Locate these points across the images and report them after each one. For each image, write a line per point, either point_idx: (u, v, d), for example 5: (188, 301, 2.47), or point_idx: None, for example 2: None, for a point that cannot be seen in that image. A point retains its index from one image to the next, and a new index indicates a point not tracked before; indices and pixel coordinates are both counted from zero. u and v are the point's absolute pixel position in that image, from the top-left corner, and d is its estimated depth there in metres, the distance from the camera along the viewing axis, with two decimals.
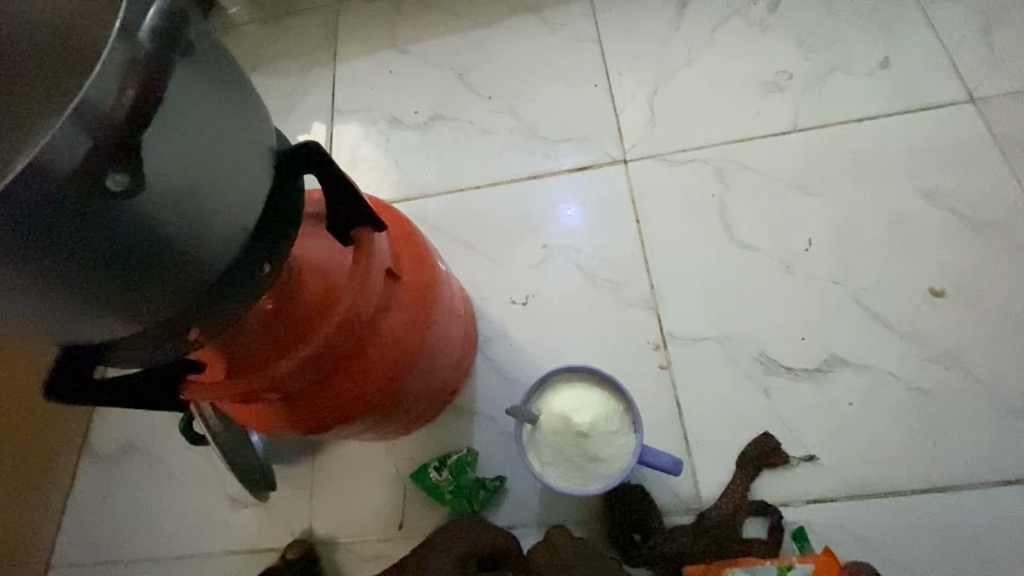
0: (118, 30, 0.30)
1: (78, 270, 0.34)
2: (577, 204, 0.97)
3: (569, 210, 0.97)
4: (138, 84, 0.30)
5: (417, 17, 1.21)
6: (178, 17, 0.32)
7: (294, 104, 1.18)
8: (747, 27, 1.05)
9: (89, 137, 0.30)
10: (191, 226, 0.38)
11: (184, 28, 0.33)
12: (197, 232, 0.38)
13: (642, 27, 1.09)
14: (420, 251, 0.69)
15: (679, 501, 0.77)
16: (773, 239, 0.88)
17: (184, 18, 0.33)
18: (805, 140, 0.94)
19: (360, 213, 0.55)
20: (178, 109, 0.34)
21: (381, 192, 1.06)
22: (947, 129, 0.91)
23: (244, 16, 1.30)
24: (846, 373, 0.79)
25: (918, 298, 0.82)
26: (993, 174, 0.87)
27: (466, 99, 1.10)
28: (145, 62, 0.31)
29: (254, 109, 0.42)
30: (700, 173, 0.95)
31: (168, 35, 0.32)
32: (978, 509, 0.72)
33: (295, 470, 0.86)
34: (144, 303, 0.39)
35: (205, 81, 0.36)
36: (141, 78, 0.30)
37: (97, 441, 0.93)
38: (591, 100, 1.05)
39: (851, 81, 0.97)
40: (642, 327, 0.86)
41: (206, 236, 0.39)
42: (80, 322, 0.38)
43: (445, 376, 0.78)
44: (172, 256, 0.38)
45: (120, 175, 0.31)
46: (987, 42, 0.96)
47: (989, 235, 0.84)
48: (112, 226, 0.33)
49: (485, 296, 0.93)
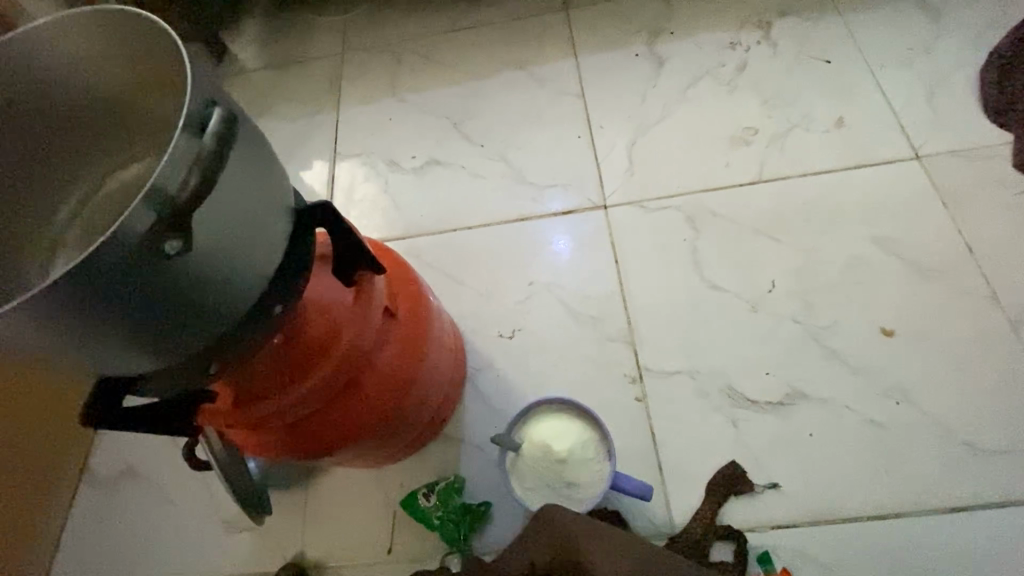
0: (184, 129, 0.38)
1: (132, 318, 0.40)
2: (564, 244, 1.05)
3: (561, 247, 1.04)
4: (199, 175, 0.39)
5: (417, 70, 1.32)
6: (231, 120, 0.41)
7: (299, 147, 1.27)
8: (716, 86, 1.15)
9: (155, 214, 0.37)
10: (225, 278, 0.44)
11: (235, 130, 0.41)
12: (229, 284, 0.45)
13: (623, 84, 1.20)
14: (415, 290, 0.75)
15: (652, 526, 0.81)
16: (740, 280, 0.96)
17: (235, 121, 0.41)
18: (769, 190, 1.03)
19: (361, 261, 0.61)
20: (223, 187, 0.42)
21: (378, 230, 1.13)
22: (895, 183, 1.00)
23: (254, 63, 1.42)
24: (807, 406, 0.86)
25: (871, 336, 0.89)
26: (936, 224, 0.96)
27: (460, 146, 1.20)
28: (205, 158, 0.39)
29: (278, 176, 0.49)
30: (674, 219, 1.03)
31: (224, 137, 0.40)
32: (927, 534, 0.78)
33: (289, 495, 0.90)
34: (180, 342, 0.45)
35: (245, 161, 0.44)
36: (200, 170, 0.39)
37: (97, 466, 0.96)
38: (575, 149, 1.14)
39: (809, 138, 1.07)
40: (620, 360, 0.93)
41: (236, 286, 0.46)
42: (126, 358, 0.44)
43: (435, 405, 0.84)
44: (207, 304, 0.44)
45: (176, 240, 0.38)
46: (931, 106, 1.06)
47: (934, 279, 0.92)
48: (156, 281, 0.40)
49: (474, 329, 1.00)
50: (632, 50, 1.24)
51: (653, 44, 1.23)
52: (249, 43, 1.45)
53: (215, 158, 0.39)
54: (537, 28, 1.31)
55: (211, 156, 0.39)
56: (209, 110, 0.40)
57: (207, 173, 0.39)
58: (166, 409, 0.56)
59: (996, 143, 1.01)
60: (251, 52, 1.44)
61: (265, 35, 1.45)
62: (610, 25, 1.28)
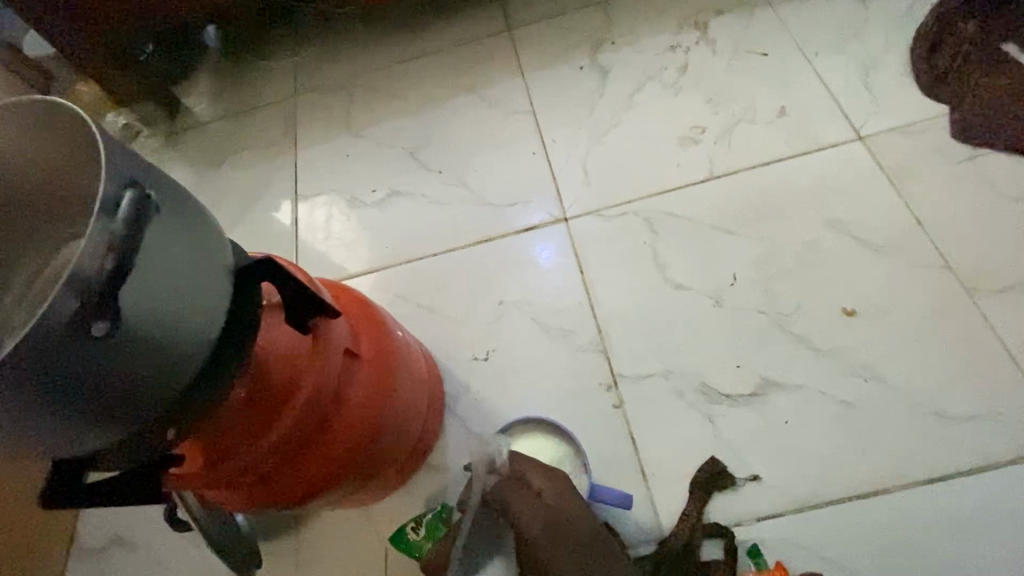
0: (99, 213, 0.40)
1: (74, 395, 0.41)
2: (550, 249, 1.06)
3: (548, 251, 1.06)
4: (115, 256, 0.40)
5: (370, 105, 1.33)
6: (143, 200, 0.43)
7: (262, 193, 1.28)
8: (662, 90, 1.18)
9: (77, 299, 0.38)
10: (166, 344, 0.45)
11: (147, 208, 0.43)
12: (171, 349, 0.45)
13: (571, 97, 1.22)
14: (378, 327, 0.76)
15: (642, 532, 0.82)
16: (702, 277, 0.98)
17: (147, 199, 0.43)
18: (721, 185, 1.05)
19: (309, 309, 0.61)
20: (152, 259, 0.43)
21: (362, 259, 1.14)
22: (842, 165, 1.03)
23: (209, 113, 1.43)
24: (779, 394, 0.87)
25: (834, 317, 0.91)
26: (885, 201, 0.98)
27: (419, 174, 1.21)
28: (120, 240, 0.41)
29: (213, 241, 0.50)
30: (633, 224, 1.05)
31: (135, 217, 0.42)
32: (909, 508, 0.79)
33: (280, 546, 0.90)
34: (129, 414, 0.46)
35: (171, 231, 0.45)
36: (116, 251, 0.40)
37: (83, 540, 0.95)
38: (531, 165, 1.16)
39: (755, 130, 1.09)
40: (595, 370, 0.94)
41: (179, 349, 0.46)
42: (76, 437, 0.44)
43: (413, 437, 0.84)
44: (151, 371, 0.44)
45: (104, 321, 0.40)
46: (868, 87, 1.09)
47: (889, 255, 0.94)
48: (92, 357, 0.40)
49: (449, 355, 1.00)
50: (577, 62, 1.26)
51: (596, 55, 1.26)
52: (203, 95, 1.46)
53: (131, 238, 0.41)
54: (484, 51, 1.33)
55: (127, 237, 0.41)
56: (123, 192, 0.42)
57: (125, 254, 0.41)
58: (132, 481, 0.56)
59: (933, 116, 1.04)
60: (205, 102, 1.45)
61: (218, 87, 1.47)
62: (554, 40, 1.30)
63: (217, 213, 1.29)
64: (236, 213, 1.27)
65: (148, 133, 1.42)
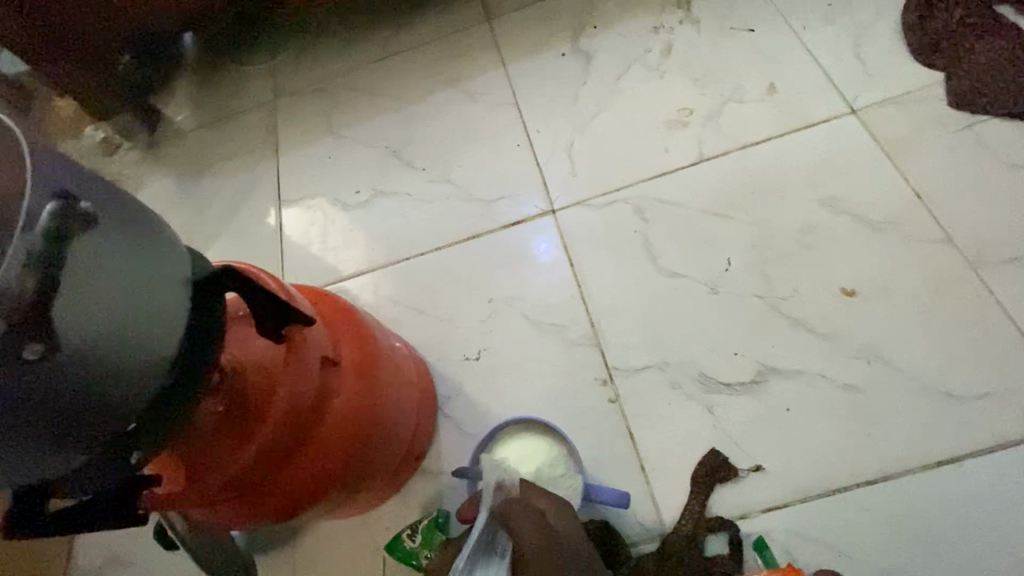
0: (19, 236, 0.41)
1: (16, 420, 0.39)
2: (550, 242, 1.03)
3: (547, 243, 1.03)
4: (36, 274, 0.40)
5: (350, 105, 1.31)
6: (65, 212, 0.42)
7: (245, 201, 1.26)
8: (646, 73, 1.15)
9: (5, 322, 0.39)
10: (109, 358, 0.42)
11: (71, 218, 0.42)
12: (117, 363, 0.43)
13: (554, 86, 1.19)
14: (358, 332, 0.74)
15: (644, 530, 0.80)
16: (695, 264, 0.95)
17: (71, 209, 0.42)
18: (711, 168, 1.02)
19: (281, 318, 0.59)
20: (82, 270, 0.41)
21: (347, 262, 1.12)
22: (835, 141, 0.99)
23: (190, 123, 1.41)
24: (779, 381, 0.84)
25: (833, 299, 0.88)
26: (882, 175, 0.95)
27: (402, 173, 1.18)
28: (40, 256, 0.40)
29: (166, 254, 0.47)
30: (622, 213, 1.02)
31: (57, 230, 0.41)
32: (919, 493, 0.76)
33: (275, 560, 0.88)
34: (83, 434, 0.43)
35: (106, 238, 0.43)
36: (37, 269, 0.40)
37: (79, 562, 0.94)
38: (516, 158, 1.13)
39: (744, 109, 1.06)
40: (589, 365, 0.91)
41: (125, 362, 0.43)
42: (29, 462, 0.42)
43: (403, 443, 0.82)
44: (96, 388, 0.42)
45: (34, 342, 0.39)
46: (859, 58, 1.06)
47: (887, 231, 0.91)
48: (26, 381, 0.39)
49: (440, 357, 0.98)
50: (559, 50, 1.23)
51: (578, 41, 1.23)
52: (183, 104, 1.44)
53: (53, 252, 0.40)
54: (463, 43, 1.30)
55: (48, 252, 0.40)
56: (47, 208, 0.42)
57: (45, 270, 0.40)
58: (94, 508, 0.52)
59: (928, 84, 1.00)
60: (185, 112, 1.43)
61: (197, 95, 1.44)
62: (534, 28, 1.27)
63: (200, 223, 1.26)
64: (220, 223, 1.25)
65: (129, 146, 1.40)
